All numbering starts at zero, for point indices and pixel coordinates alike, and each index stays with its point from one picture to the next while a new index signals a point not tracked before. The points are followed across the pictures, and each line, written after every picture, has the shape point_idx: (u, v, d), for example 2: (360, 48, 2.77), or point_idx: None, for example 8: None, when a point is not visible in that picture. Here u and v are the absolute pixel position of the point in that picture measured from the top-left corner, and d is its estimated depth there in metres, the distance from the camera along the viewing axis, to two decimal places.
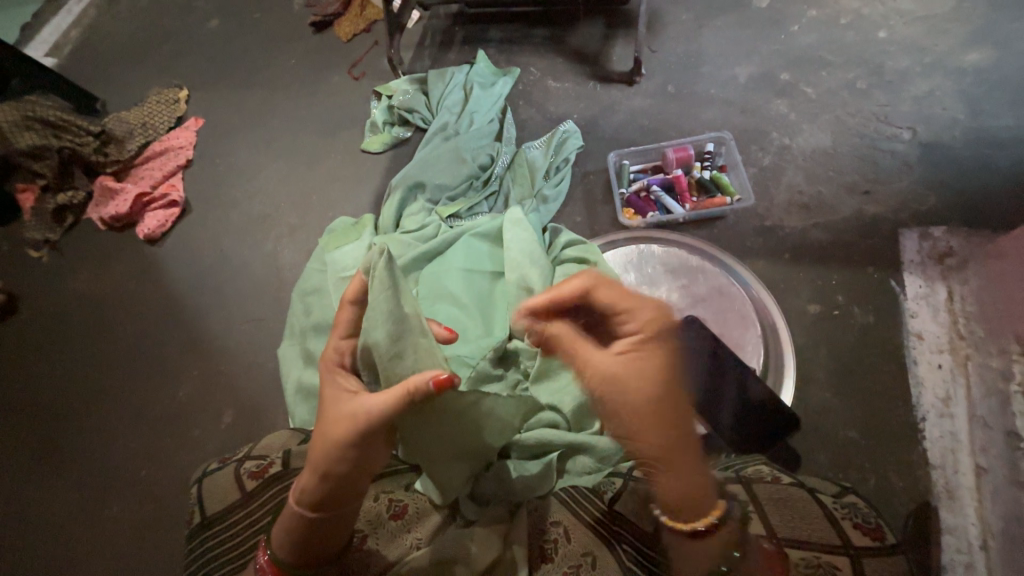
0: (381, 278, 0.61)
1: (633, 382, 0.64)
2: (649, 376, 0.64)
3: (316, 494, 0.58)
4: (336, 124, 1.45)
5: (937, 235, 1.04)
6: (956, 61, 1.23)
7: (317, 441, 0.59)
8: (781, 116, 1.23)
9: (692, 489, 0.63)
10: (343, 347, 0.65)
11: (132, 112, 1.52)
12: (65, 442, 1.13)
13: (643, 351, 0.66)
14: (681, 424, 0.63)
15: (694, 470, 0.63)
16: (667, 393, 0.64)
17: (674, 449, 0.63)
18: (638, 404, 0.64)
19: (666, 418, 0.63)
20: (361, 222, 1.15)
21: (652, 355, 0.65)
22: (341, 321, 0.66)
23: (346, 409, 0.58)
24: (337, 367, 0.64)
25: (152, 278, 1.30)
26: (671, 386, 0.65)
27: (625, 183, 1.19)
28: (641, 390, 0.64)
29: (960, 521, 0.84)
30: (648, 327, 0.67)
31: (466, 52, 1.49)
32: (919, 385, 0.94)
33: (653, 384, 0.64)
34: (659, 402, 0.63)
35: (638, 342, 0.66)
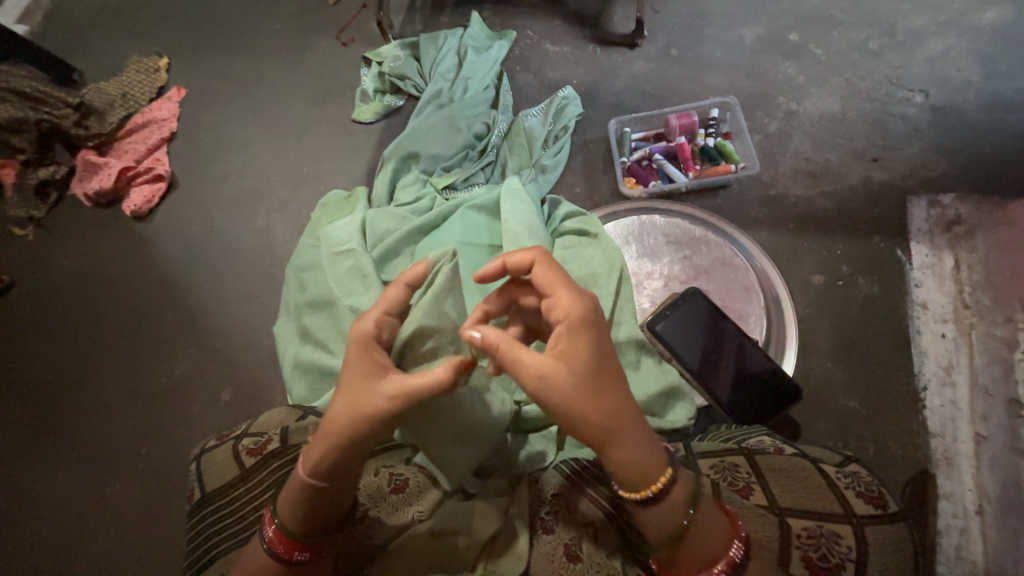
0: (445, 272, 0.70)
1: (557, 374, 0.51)
2: (575, 363, 0.52)
3: (331, 466, 0.56)
4: (325, 94, 1.39)
5: (946, 202, 1.02)
6: (972, 19, 1.17)
7: (343, 416, 0.55)
8: (789, 80, 1.18)
9: (640, 467, 0.53)
10: (384, 322, 0.60)
11: (111, 82, 1.45)
12: (63, 422, 1.12)
13: (570, 332, 0.53)
14: (617, 408, 0.52)
15: (641, 448, 0.53)
16: (601, 377, 0.52)
17: (614, 434, 0.52)
18: (563, 399, 0.51)
19: (597, 404, 0.52)
20: (354, 195, 1.11)
21: (580, 338, 0.53)
22: (388, 297, 0.61)
23: (384, 386, 0.55)
24: (374, 342, 0.59)
25: (141, 256, 1.27)
26: (605, 368, 0.53)
27: (627, 152, 1.15)
28: (563, 380, 0.51)
29: (956, 487, 0.85)
30: (572, 308, 0.54)
31: (460, 15, 1.41)
32: (921, 354, 0.93)
33: (579, 369, 0.52)
34: (590, 389, 0.51)
35: (563, 325, 0.54)
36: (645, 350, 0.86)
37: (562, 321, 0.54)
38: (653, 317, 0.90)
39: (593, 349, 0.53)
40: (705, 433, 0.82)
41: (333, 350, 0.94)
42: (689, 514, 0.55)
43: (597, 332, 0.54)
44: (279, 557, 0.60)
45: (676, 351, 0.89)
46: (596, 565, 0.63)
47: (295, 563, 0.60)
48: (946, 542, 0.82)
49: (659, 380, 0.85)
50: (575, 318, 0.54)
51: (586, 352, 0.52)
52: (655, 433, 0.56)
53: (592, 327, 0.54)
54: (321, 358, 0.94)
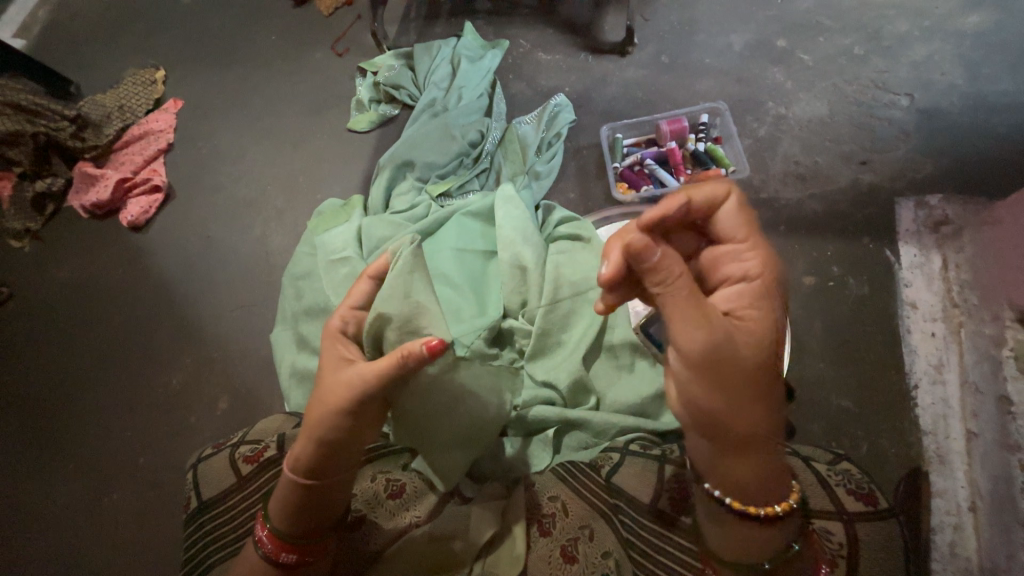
0: (403, 256, 0.63)
1: (741, 338, 0.56)
2: (756, 332, 0.57)
3: (306, 457, 0.59)
4: (321, 103, 1.41)
5: (933, 203, 1.03)
6: (956, 24, 1.20)
7: (313, 407, 0.60)
8: (777, 85, 1.20)
9: (772, 453, 0.58)
10: (349, 318, 0.66)
11: (108, 94, 1.47)
12: (60, 433, 1.12)
13: (749, 305, 0.58)
14: (771, 388, 0.58)
15: (773, 443, 0.59)
16: (767, 360, 0.57)
17: (762, 417, 0.57)
18: (745, 363, 0.56)
19: (762, 384, 0.57)
20: (351, 203, 1.13)
21: (755, 310, 0.58)
22: (354, 293, 0.66)
23: (342, 376, 0.59)
24: (341, 337, 0.65)
25: (139, 266, 1.28)
26: (772, 348, 0.58)
27: (619, 157, 1.17)
28: (748, 344, 0.56)
29: (950, 484, 0.85)
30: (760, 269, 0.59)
31: (453, 25, 1.43)
32: (912, 353, 0.94)
33: (761, 339, 0.57)
34: (757, 368, 0.56)
35: (746, 293, 0.58)
36: (640, 352, 0.86)
37: (751, 280, 0.58)
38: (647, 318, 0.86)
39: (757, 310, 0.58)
40: None
41: None
42: (793, 546, 0.58)
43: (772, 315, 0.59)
44: (268, 558, 0.60)
45: None
46: (592, 565, 0.62)
47: (284, 566, 0.60)
48: (940, 539, 0.83)
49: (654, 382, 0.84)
50: (761, 288, 0.58)
51: (763, 327, 0.57)
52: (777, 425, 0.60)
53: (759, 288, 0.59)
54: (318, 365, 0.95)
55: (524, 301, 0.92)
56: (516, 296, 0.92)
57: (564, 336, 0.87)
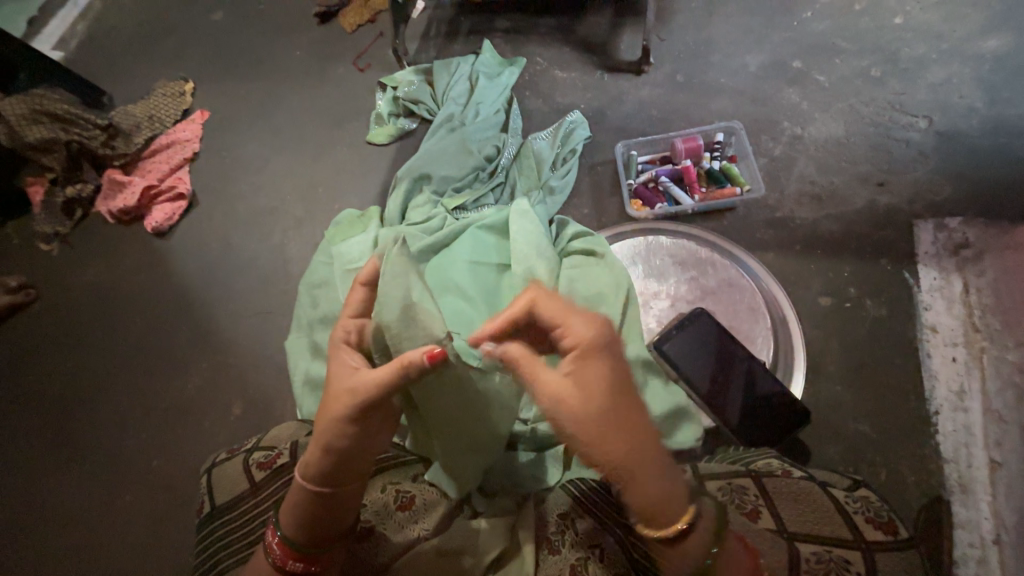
0: (392, 262, 0.64)
1: (575, 401, 0.53)
2: (594, 390, 0.53)
3: (316, 466, 0.58)
4: (341, 117, 1.44)
5: (953, 226, 1.02)
6: (974, 47, 1.19)
7: (320, 416, 0.59)
8: (793, 105, 1.21)
9: (666, 501, 0.53)
10: (350, 326, 0.66)
11: (139, 105, 1.52)
12: (77, 433, 1.15)
13: (583, 362, 0.55)
14: (640, 434, 0.53)
15: (664, 477, 0.53)
16: (617, 410, 0.53)
17: (632, 465, 0.53)
18: (586, 430, 0.53)
19: (622, 434, 0.53)
20: (367, 214, 1.15)
21: (593, 367, 0.54)
22: (353, 301, 0.68)
23: (345, 384, 0.59)
24: (344, 345, 0.65)
25: (160, 271, 1.31)
26: (623, 397, 0.54)
27: (632, 174, 1.17)
28: (584, 407, 0.53)
29: (972, 515, 0.83)
30: (585, 331, 0.55)
31: (472, 43, 1.47)
32: (932, 378, 0.92)
33: (601, 396, 0.53)
34: (606, 422, 0.53)
35: (577, 355, 0.55)
36: (652, 371, 0.88)
37: (577, 345, 0.55)
38: (660, 337, 0.90)
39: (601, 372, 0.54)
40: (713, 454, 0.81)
41: None
42: (707, 563, 0.53)
43: (615, 368, 0.55)
44: (278, 566, 0.60)
45: (683, 372, 0.88)
46: None
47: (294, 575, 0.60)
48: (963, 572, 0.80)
49: (667, 401, 0.85)
50: (590, 347, 0.55)
51: (603, 384, 0.54)
52: (664, 458, 0.54)
53: (592, 348, 0.55)
54: None
55: None
56: None
57: None
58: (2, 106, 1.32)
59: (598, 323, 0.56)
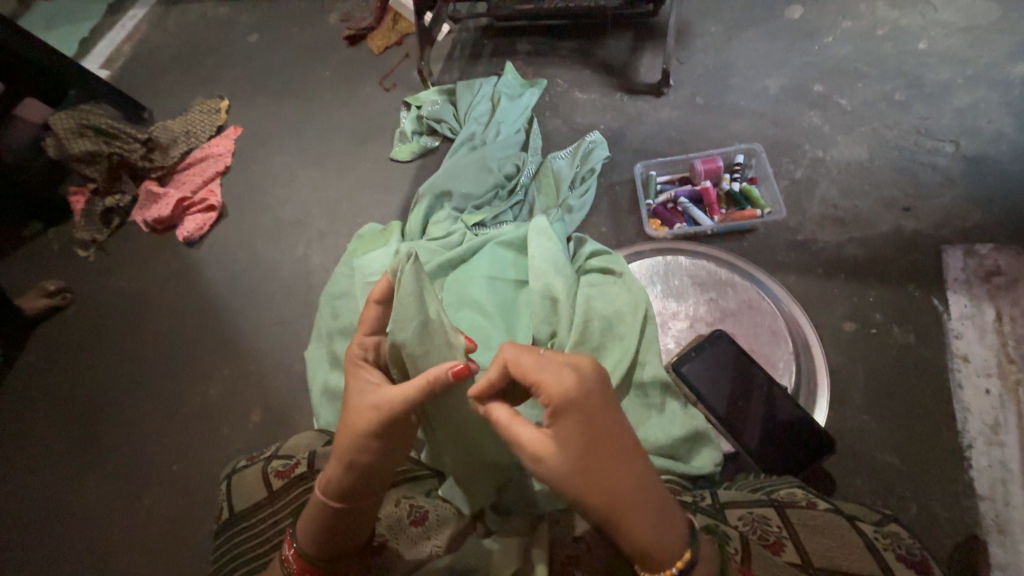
0: (408, 281, 0.64)
1: (551, 456, 0.51)
2: (569, 447, 0.51)
3: (336, 480, 0.59)
4: (367, 134, 1.49)
5: (984, 252, 0.99)
6: (1002, 73, 1.18)
7: (341, 431, 0.59)
8: (815, 128, 1.21)
9: (655, 550, 0.51)
10: (367, 344, 0.67)
11: (177, 121, 1.60)
12: (102, 434, 1.18)
13: (557, 418, 0.51)
14: (623, 491, 0.50)
15: (653, 526, 0.51)
16: (596, 465, 0.50)
17: (613, 517, 0.51)
18: (564, 486, 0.51)
19: (598, 491, 0.50)
20: (389, 229, 1.17)
21: (567, 425, 0.51)
22: (366, 319, 0.68)
23: (367, 400, 0.59)
24: (363, 363, 0.65)
25: (189, 279, 1.36)
26: (602, 453, 0.50)
27: (652, 194, 1.18)
28: (558, 465, 0.51)
29: (1011, 557, 0.78)
30: (555, 391, 0.51)
31: (494, 65, 1.52)
32: (965, 410, 0.89)
33: (576, 454, 0.50)
34: (582, 479, 0.50)
35: (551, 411, 0.51)
36: (671, 392, 0.86)
37: (550, 404, 0.51)
38: (679, 358, 0.89)
39: (574, 432, 0.51)
40: (732, 481, 0.80)
41: None
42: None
43: (593, 423, 0.51)
44: None
45: (702, 394, 0.87)
46: None
47: None
48: None
49: (685, 424, 0.84)
50: (564, 404, 0.51)
51: (579, 441, 0.51)
52: (657, 510, 0.51)
53: (565, 408, 0.51)
54: None
55: (554, 333, 0.93)
56: (546, 327, 0.94)
57: None
58: (53, 119, 1.41)
59: (574, 379, 0.51)
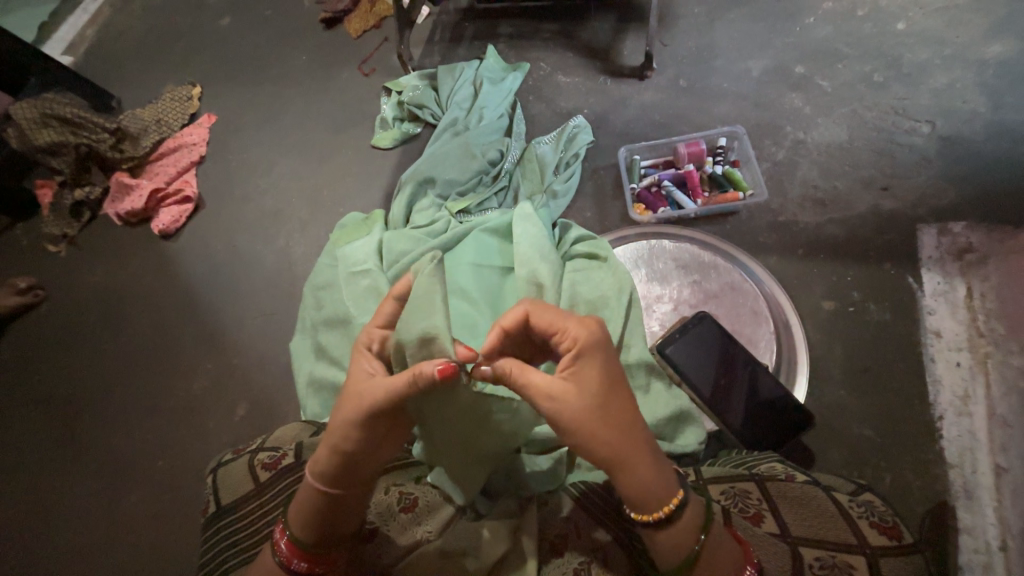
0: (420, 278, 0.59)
1: (566, 396, 0.53)
2: (586, 386, 0.53)
3: (323, 466, 0.59)
4: (346, 121, 1.46)
5: (956, 230, 1.02)
6: (977, 52, 1.20)
7: (332, 417, 0.60)
8: (796, 110, 1.21)
9: (652, 494, 0.53)
10: (375, 335, 0.65)
11: (147, 109, 1.55)
12: (83, 433, 1.16)
13: (578, 359, 0.54)
14: (632, 428, 0.54)
15: (654, 467, 0.54)
16: (610, 401, 0.54)
17: (621, 456, 0.53)
18: (578, 424, 0.53)
19: (609, 425, 0.53)
20: (372, 217, 1.16)
21: (590, 362, 0.54)
22: (381, 312, 0.65)
23: (360, 388, 0.59)
24: (367, 352, 0.64)
25: (166, 272, 1.32)
26: (617, 391, 0.54)
27: (636, 177, 1.18)
28: (577, 402, 0.53)
29: (977, 521, 0.82)
30: (582, 333, 0.55)
31: (476, 48, 1.49)
32: (937, 382, 0.92)
33: (594, 390, 0.53)
34: (599, 415, 0.53)
35: (571, 351, 0.55)
36: (655, 373, 0.87)
37: (573, 345, 0.55)
38: (662, 340, 0.91)
39: (590, 371, 0.54)
40: (716, 458, 0.81)
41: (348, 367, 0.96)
42: (700, 540, 0.55)
43: (610, 362, 0.55)
44: (283, 565, 0.60)
45: (686, 374, 0.89)
46: None
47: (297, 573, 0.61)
48: None
49: (669, 404, 0.85)
50: (587, 344, 0.55)
51: (597, 378, 0.54)
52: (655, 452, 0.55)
53: (587, 347, 0.55)
54: (335, 375, 0.96)
55: None
56: None
57: None
58: (14, 110, 1.35)
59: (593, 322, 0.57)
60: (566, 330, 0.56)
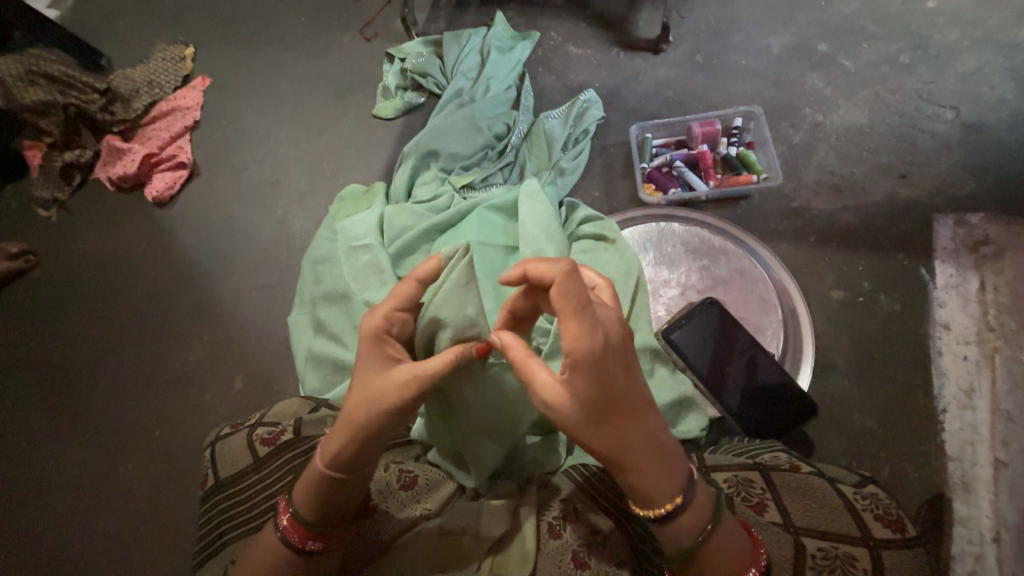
0: (460, 267, 0.63)
1: (558, 400, 0.53)
2: (579, 394, 0.51)
3: (346, 454, 0.56)
4: (347, 88, 1.40)
5: (973, 222, 1.00)
6: (1009, 35, 1.14)
7: (357, 404, 0.56)
8: (816, 91, 1.17)
9: (647, 495, 0.54)
10: (395, 318, 0.60)
11: (137, 69, 1.47)
12: (80, 400, 1.15)
13: (569, 369, 0.51)
14: (627, 434, 0.52)
15: (651, 476, 0.53)
16: (603, 414, 0.52)
17: (614, 461, 0.53)
18: (569, 426, 0.53)
19: (602, 432, 0.52)
20: (373, 190, 1.12)
21: (581, 373, 0.50)
22: (400, 293, 0.60)
23: (394, 376, 0.56)
24: (384, 339, 0.59)
25: (161, 241, 1.29)
26: (612, 401, 0.51)
27: (647, 157, 1.14)
28: (566, 408, 0.52)
29: (973, 512, 0.83)
30: (576, 341, 0.50)
31: (483, 14, 1.41)
32: (942, 375, 0.91)
33: (584, 399, 0.51)
34: (586, 427, 0.52)
35: (565, 357, 0.51)
36: (660, 359, 0.85)
37: (568, 351, 0.51)
38: (669, 325, 0.89)
39: (584, 378, 0.51)
40: (717, 445, 0.81)
41: (346, 343, 0.94)
42: (706, 531, 0.54)
43: (606, 370, 0.51)
44: (293, 545, 0.59)
45: (690, 360, 0.87)
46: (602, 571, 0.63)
47: (307, 552, 0.60)
48: (959, 568, 0.80)
49: (672, 390, 0.84)
50: (581, 353, 0.50)
51: (590, 389, 0.51)
52: (660, 460, 0.53)
53: (582, 356, 0.50)
54: (334, 350, 0.95)
55: None
56: None
57: None
58: None
59: (590, 328, 0.50)
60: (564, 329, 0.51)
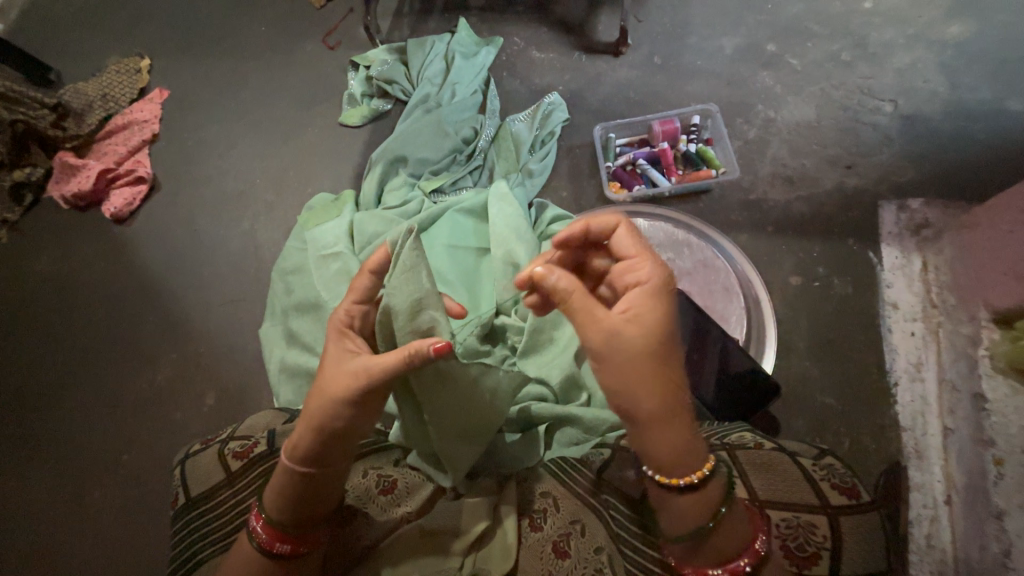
0: (406, 253, 0.59)
1: (637, 330, 0.56)
2: (655, 328, 0.56)
3: (308, 448, 0.58)
4: (312, 97, 1.39)
5: (914, 207, 1.06)
6: (938, 33, 1.23)
7: (315, 396, 0.59)
8: (767, 89, 1.23)
9: (687, 446, 0.57)
10: (354, 312, 0.63)
11: (90, 82, 1.43)
12: (39, 429, 1.09)
13: (648, 301, 0.58)
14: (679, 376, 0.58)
15: (690, 425, 0.58)
16: (669, 350, 0.57)
17: (674, 401, 0.56)
18: (642, 358, 0.55)
19: (666, 367, 0.56)
20: (342, 198, 1.11)
21: (658, 307, 0.58)
22: (356, 287, 0.64)
23: (349, 366, 0.58)
24: (346, 330, 0.62)
25: (122, 259, 1.25)
26: (673, 341, 0.58)
27: (611, 156, 1.17)
28: (644, 337, 0.56)
29: (926, 478, 0.88)
30: (654, 277, 0.60)
31: (447, 21, 1.43)
32: (893, 351, 0.97)
33: (659, 332, 0.56)
34: (658, 360, 0.56)
35: (642, 291, 0.59)
36: None
37: (642, 285, 0.59)
38: None
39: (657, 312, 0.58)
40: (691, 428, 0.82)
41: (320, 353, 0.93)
42: (718, 513, 0.57)
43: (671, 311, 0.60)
44: (263, 549, 0.59)
45: None
46: (584, 560, 0.62)
47: (279, 557, 0.59)
48: (917, 531, 0.86)
49: None
50: (657, 287, 0.59)
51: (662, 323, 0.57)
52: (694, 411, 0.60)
53: (658, 290, 0.59)
54: (308, 361, 0.94)
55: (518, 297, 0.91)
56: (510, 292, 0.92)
57: (556, 333, 0.86)
58: None
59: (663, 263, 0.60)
60: (641, 267, 0.61)
